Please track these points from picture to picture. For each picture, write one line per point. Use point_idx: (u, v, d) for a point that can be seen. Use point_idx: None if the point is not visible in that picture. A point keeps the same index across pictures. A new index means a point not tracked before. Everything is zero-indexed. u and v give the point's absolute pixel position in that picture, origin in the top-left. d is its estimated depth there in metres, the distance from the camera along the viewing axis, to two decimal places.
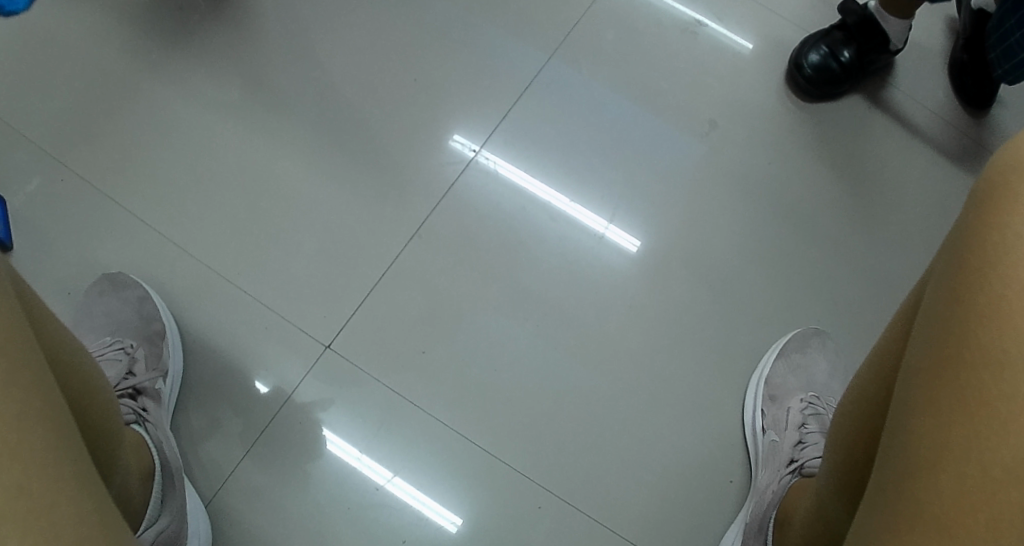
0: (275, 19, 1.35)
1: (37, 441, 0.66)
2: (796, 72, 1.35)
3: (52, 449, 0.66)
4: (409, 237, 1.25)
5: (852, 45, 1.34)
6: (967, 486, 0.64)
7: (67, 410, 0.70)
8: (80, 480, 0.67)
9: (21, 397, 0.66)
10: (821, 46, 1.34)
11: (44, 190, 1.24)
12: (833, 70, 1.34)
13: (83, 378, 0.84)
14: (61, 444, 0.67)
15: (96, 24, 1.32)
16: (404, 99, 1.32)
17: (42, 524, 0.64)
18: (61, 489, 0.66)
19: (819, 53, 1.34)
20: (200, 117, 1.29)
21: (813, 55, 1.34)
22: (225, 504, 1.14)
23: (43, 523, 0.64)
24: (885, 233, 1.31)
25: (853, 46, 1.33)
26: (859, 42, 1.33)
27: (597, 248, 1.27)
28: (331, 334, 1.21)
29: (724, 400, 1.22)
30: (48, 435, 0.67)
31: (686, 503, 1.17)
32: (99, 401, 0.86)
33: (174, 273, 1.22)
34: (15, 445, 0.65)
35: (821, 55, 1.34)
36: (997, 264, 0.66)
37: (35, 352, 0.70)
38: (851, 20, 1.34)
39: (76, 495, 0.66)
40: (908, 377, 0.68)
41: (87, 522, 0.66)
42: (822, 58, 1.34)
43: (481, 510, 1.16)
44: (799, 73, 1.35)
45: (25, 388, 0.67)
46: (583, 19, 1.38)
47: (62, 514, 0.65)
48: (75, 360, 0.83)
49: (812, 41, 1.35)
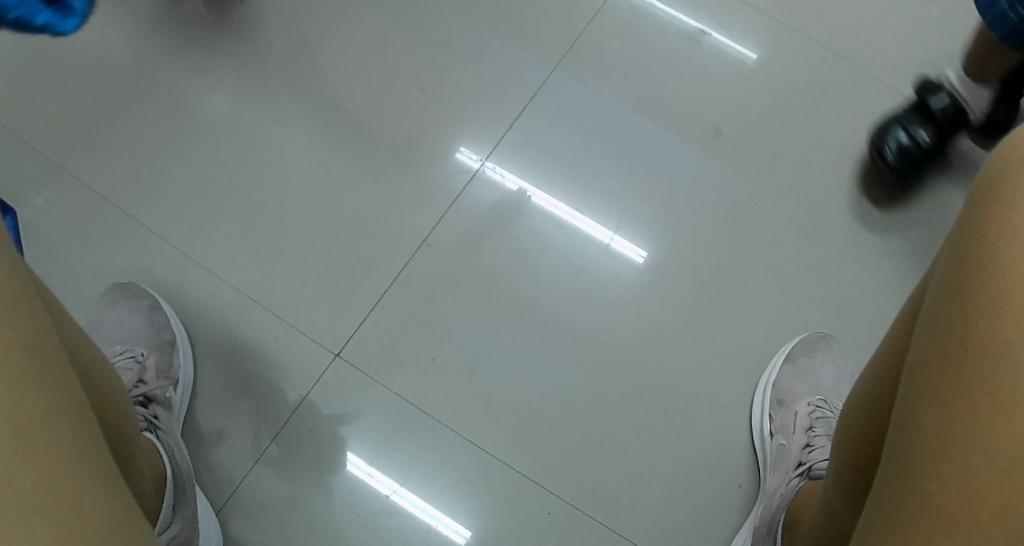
0: (284, 32, 1.36)
1: (61, 440, 0.66)
2: (879, 160, 1.32)
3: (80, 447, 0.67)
4: (417, 246, 1.26)
5: (931, 126, 1.31)
6: (974, 476, 0.64)
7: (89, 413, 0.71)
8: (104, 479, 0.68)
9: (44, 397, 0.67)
10: (900, 130, 1.31)
11: (55, 202, 1.26)
12: (914, 153, 1.30)
13: (99, 378, 0.84)
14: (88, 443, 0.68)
15: (106, 39, 1.34)
16: (411, 109, 1.33)
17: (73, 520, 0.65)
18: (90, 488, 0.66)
19: (899, 136, 1.31)
20: (208, 128, 1.31)
21: (893, 139, 1.31)
22: (235, 512, 1.14)
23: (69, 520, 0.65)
24: (890, 240, 1.31)
25: (933, 128, 1.31)
26: (939, 122, 1.30)
27: (603, 257, 1.28)
28: (341, 342, 1.21)
29: (731, 405, 1.22)
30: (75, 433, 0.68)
31: (693, 508, 1.18)
32: (116, 404, 0.87)
33: (183, 283, 1.23)
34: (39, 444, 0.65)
35: (901, 139, 1.31)
36: (995, 257, 0.66)
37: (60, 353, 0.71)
38: (930, 100, 1.31)
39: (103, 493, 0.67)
40: (912, 372, 0.69)
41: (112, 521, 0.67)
42: (903, 141, 1.30)
43: (489, 517, 1.16)
44: (881, 160, 1.31)
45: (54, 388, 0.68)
46: (587, 30, 1.40)
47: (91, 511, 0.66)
48: (95, 364, 0.84)
49: (891, 123, 1.32)
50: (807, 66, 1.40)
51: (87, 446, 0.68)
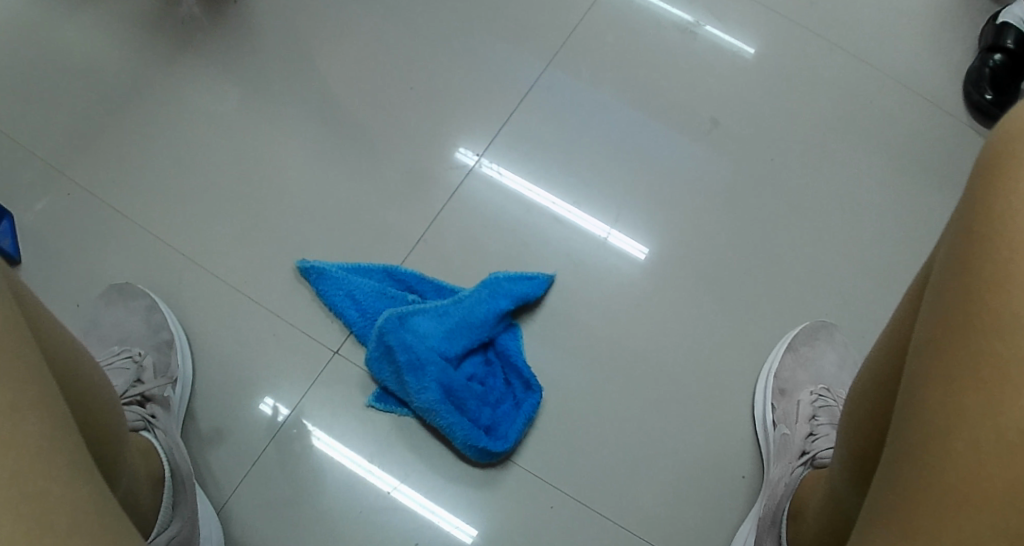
0: (278, 30, 1.36)
1: (27, 435, 0.68)
2: None
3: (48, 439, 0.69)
4: (415, 241, 1.26)
5: None
6: (982, 451, 0.66)
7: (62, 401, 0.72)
8: (74, 471, 0.69)
9: (15, 390, 0.68)
10: None
11: (52, 206, 1.25)
12: None
13: (74, 379, 0.85)
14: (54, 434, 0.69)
15: (101, 42, 1.34)
16: (405, 107, 1.33)
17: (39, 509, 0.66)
18: (57, 479, 0.68)
19: None
20: (205, 128, 1.30)
21: None
22: (237, 512, 1.14)
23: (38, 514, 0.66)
24: (889, 229, 1.31)
25: None
26: None
27: (602, 251, 1.27)
28: (340, 339, 1.21)
29: (734, 396, 1.22)
30: (42, 427, 0.69)
31: (698, 500, 1.17)
32: (93, 400, 0.87)
33: (181, 283, 1.22)
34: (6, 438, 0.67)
35: None
36: (1000, 231, 0.67)
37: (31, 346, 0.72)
38: None
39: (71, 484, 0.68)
40: (919, 352, 0.71)
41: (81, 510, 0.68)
42: None
43: (493, 513, 1.15)
44: None
45: (20, 381, 0.69)
46: (581, 25, 1.39)
47: (59, 500, 0.67)
48: (65, 362, 0.85)
49: None
50: (803, 57, 1.40)
51: (58, 438, 0.69)
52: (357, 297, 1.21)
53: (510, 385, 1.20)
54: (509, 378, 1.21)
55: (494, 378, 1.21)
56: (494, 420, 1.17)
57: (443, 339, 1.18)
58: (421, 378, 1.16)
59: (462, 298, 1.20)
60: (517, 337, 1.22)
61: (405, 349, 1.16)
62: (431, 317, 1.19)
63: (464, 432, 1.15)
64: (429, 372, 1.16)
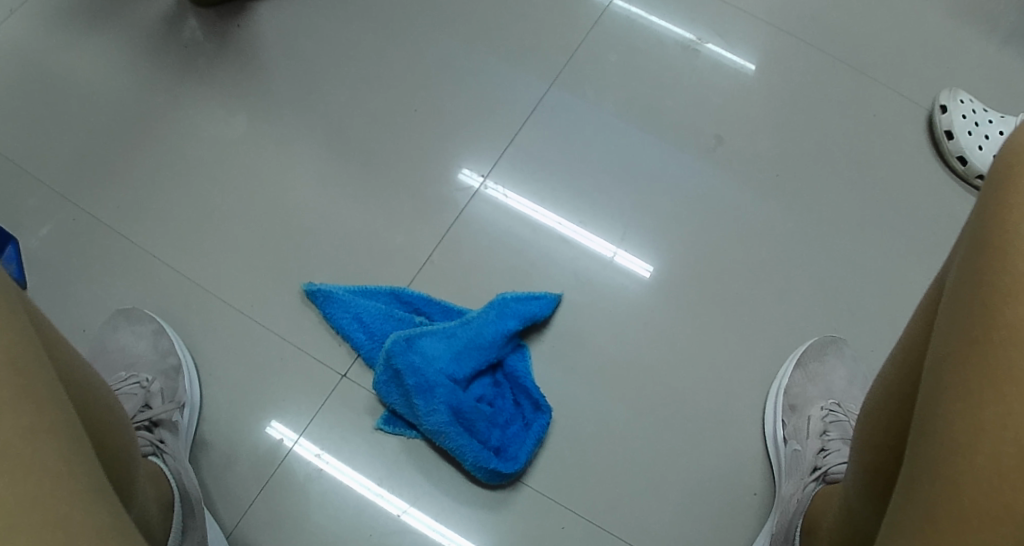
0: (281, 53, 1.37)
1: (42, 456, 0.67)
2: None
3: (64, 463, 0.68)
4: (421, 263, 1.26)
5: None
6: (1004, 465, 0.66)
7: (78, 424, 0.72)
8: (92, 494, 0.69)
9: (28, 412, 0.68)
10: None
11: (57, 231, 1.25)
12: None
13: (89, 404, 0.85)
14: (70, 457, 0.69)
15: (102, 66, 1.34)
16: (409, 129, 1.33)
17: (56, 535, 0.66)
18: (75, 501, 0.67)
19: None
20: (209, 151, 1.30)
21: None
22: (246, 536, 1.13)
23: (54, 538, 0.66)
24: (896, 243, 1.31)
25: None
26: None
27: (607, 272, 1.27)
28: (348, 362, 1.20)
29: (745, 414, 1.21)
30: (59, 450, 0.68)
31: (710, 518, 1.17)
32: (107, 425, 0.87)
33: (186, 307, 1.22)
34: (21, 460, 0.67)
35: None
36: (1013, 244, 0.68)
37: (45, 369, 0.71)
38: None
39: (89, 507, 0.68)
40: (937, 364, 0.71)
41: (100, 534, 0.68)
42: None
43: (505, 534, 1.14)
44: None
45: (35, 403, 0.69)
46: (584, 43, 1.40)
47: (76, 524, 0.67)
48: (80, 386, 0.85)
49: None
50: (804, 72, 1.41)
51: (73, 461, 0.69)
52: (365, 320, 1.20)
53: (520, 405, 1.20)
54: (518, 399, 1.20)
55: (503, 399, 1.20)
56: (503, 441, 1.16)
57: (452, 361, 1.18)
58: (429, 401, 1.15)
59: (469, 320, 1.20)
60: (526, 358, 1.21)
61: (415, 372, 1.15)
62: (439, 338, 1.19)
63: (473, 453, 1.14)
64: (438, 394, 1.15)
